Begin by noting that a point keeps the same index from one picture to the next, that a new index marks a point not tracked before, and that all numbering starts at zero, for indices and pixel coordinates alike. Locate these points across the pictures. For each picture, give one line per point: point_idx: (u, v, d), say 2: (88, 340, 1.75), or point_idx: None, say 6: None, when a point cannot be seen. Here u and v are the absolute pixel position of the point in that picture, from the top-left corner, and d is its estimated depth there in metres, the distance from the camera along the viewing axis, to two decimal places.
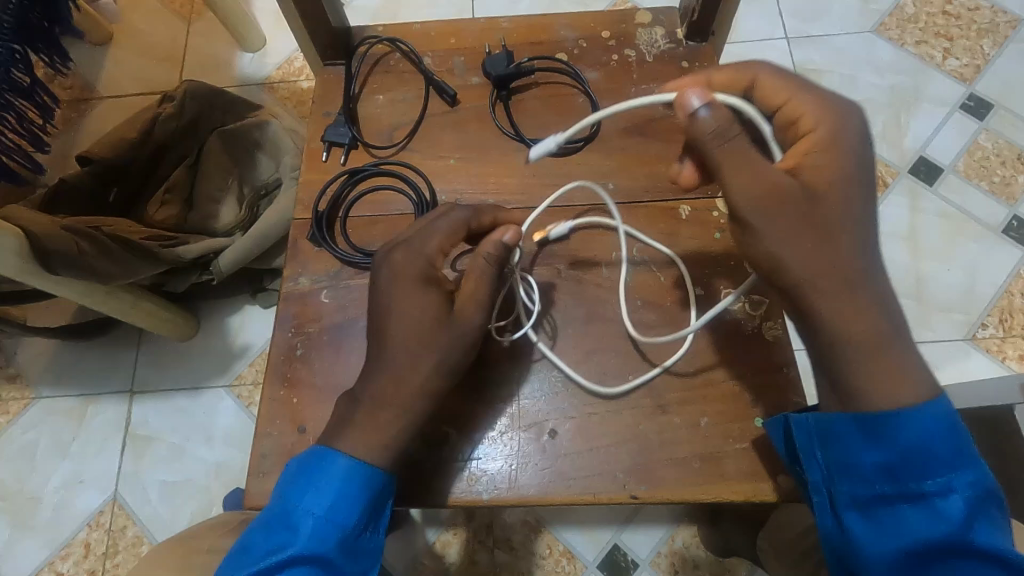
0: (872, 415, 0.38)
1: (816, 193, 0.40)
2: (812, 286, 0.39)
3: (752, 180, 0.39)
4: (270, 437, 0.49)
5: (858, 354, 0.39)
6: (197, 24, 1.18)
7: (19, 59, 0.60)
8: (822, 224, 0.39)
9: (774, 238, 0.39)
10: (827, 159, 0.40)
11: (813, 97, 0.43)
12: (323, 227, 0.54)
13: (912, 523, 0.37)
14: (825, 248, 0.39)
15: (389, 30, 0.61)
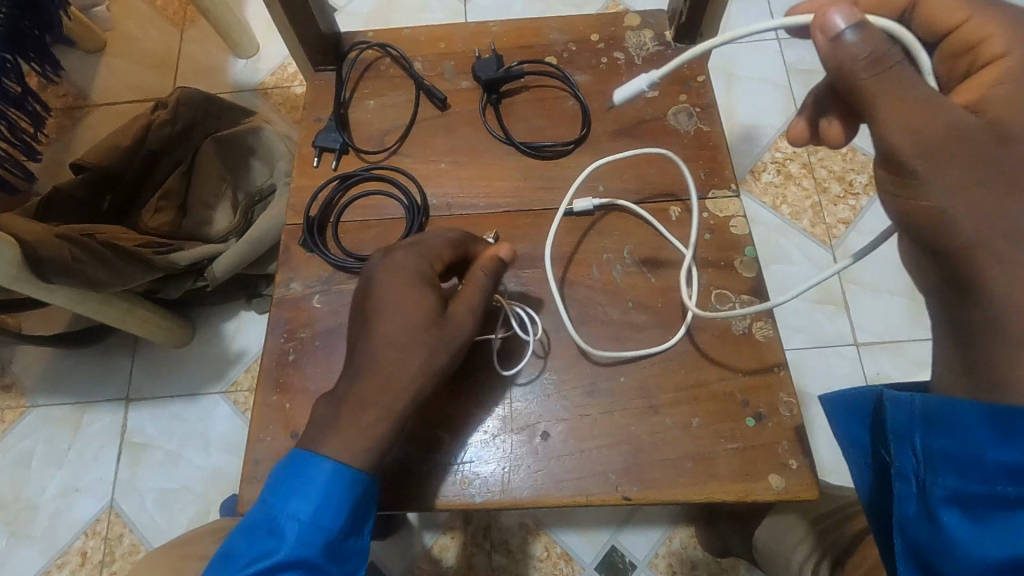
0: (1014, 404, 0.33)
1: (1003, 132, 0.34)
2: (998, 244, 0.33)
3: (915, 118, 0.33)
4: (263, 443, 0.49)
5: None
6: (191, 30, 1.18)
7: (10, 69, 0.60)
8: (1012, 172, 0.33)
9: (953, 188, 0.33)
10: (1016, 91, 0.35)
11: (1003, 22, 0.38)
12: (314, 233, 0.54)
13: (1022, 529, 0.34)
14: (1017, 199, 0.33)
15: (380, 34, 0.61)
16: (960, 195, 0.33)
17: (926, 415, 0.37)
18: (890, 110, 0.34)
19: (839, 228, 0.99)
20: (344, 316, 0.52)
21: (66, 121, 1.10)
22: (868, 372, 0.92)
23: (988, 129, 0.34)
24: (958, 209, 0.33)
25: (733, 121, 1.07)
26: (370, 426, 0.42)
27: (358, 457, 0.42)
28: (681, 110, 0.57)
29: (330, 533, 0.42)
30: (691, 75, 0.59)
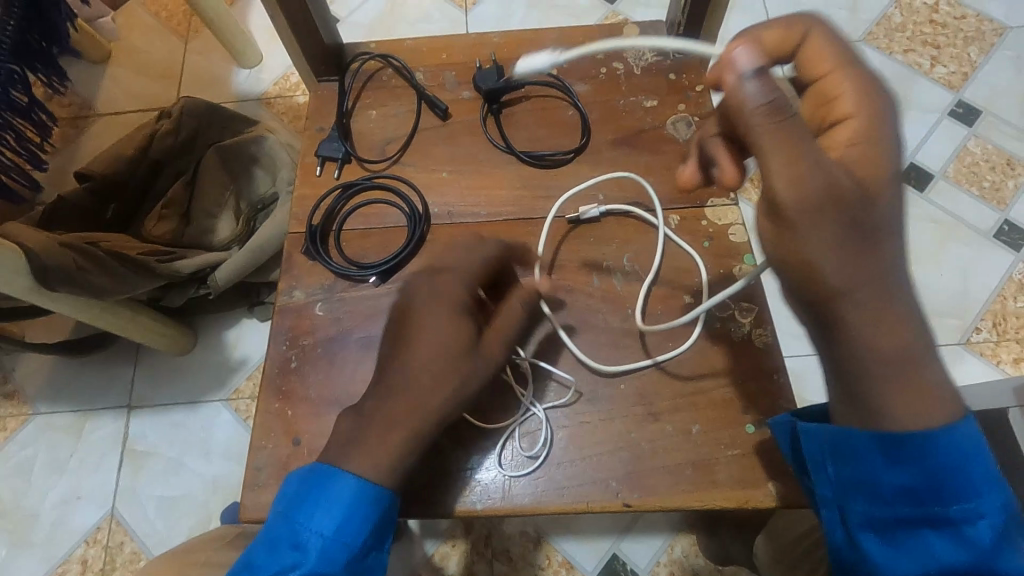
0: (898, 432, 0.36)
1: (867, 190, 0.34)
2: (854, 299, 0.35)
3: (804, 173, 0.33)
4: (265, 450, 0.50)
5: (889, 371, 0.36)
6: (195, 41, 1.19)
7: (18, 80, 0.61)
8: (868, 230, 0.34)
9: (819, 246, 0.34)
10: (869, 151, 0.36)
11: (851, 80, 0.39)
12: (317, 241, 0.55)
13: (932, 545, 0.36)
14: (866, 256, 0.34)
15: (382, 46, 0.62)
16: (830, 250, 0.34)
17: (832, 444, 0.39)
18: (783, 163, 0.33)
19: None
20: (347, 324, 0.53)
21: (70, 130, 1.11)
22: None
23: (862, 194, 0.34)
24: (823, 263, 0.34)
25: None
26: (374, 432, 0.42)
27: (359, 463, 0.42)
28: (680, 119, 0.58)
29: (352, 548, 0.41)
30: (690, 85, 0.59)
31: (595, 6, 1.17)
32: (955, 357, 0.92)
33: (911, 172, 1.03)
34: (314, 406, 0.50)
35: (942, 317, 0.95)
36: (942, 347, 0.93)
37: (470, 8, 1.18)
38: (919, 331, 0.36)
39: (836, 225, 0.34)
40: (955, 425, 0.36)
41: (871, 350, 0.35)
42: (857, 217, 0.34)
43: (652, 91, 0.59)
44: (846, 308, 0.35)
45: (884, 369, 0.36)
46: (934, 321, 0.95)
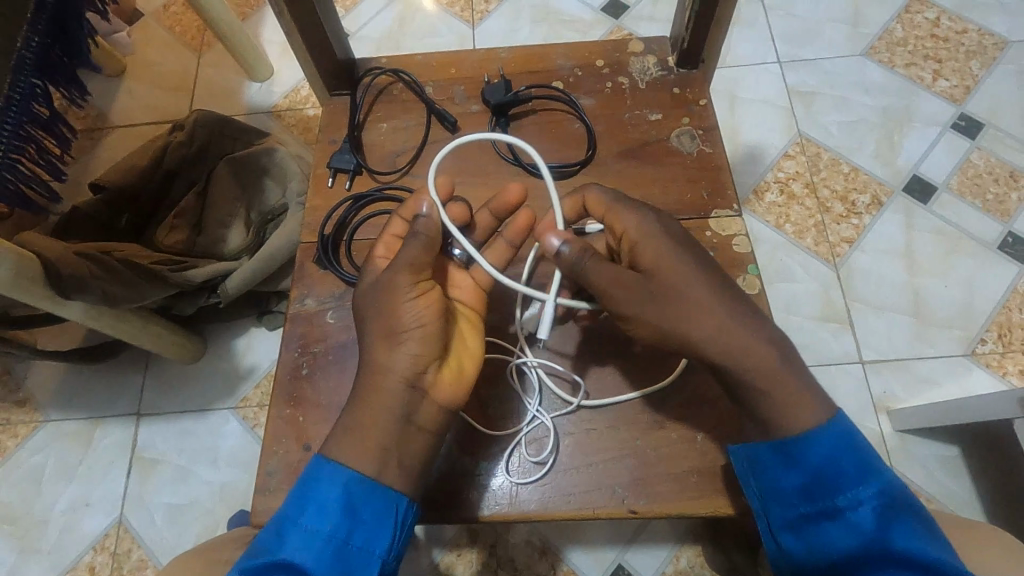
0: (782, 439, 0.43)
1: (659, 262, 0.45)
2: (699, 335, 0.43)
3: (613, 282, 0.45)
4: (276, 455, 0.50)
5: (761, 387, 0.42)
6: (208, 55, 1.22)
7: (39, 93, 0.62)
8: (670, 277, 0.44)
9: (666, 292, 0.44)
10: (652, 243, 0.46)
11: (635, 216, 0.47)
12: (329, 250, 0.56)
13: (832, 535, 0.42)
14: (707, 301, 0.43)
15: (393, 61, 0.64)
16: (681, 290, 0.44)
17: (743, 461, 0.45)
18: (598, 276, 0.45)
19: (842, 246, 1.01)
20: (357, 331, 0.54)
21: (85, 142, 1.14)
22: (874, 390, 0.92)
23: (649, 272, 0.45)
24: (669, 310, 0.44)
25: (736, 141, 1.09)
26: (380, 439, 0.43)
27: (367, 466, 0.43)
28: (685, 132, 0.59)
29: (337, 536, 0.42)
30: (694, 99, 0.60)
31: (600, 21, 1.19)
32: (961, 368, 0.93)
33: (914, 184, 1.04)
34: (325, 412, 0.51)
35: (947, 328, 0.95)
36: (947, 359, 0.93)
37: (477, 23, 1.20)
38: (782, 347, 0.43)
39: (679, 273, 0.44)
40: (828, 425, 0.42)
41: (735, 372, 0.43)
42: (705, 269, 0.45)
43: (656, 105, 0.60)
44: (699, 336, 0.43)
45: (738, 388, 0.43)
46: (938, 332, 0.95)
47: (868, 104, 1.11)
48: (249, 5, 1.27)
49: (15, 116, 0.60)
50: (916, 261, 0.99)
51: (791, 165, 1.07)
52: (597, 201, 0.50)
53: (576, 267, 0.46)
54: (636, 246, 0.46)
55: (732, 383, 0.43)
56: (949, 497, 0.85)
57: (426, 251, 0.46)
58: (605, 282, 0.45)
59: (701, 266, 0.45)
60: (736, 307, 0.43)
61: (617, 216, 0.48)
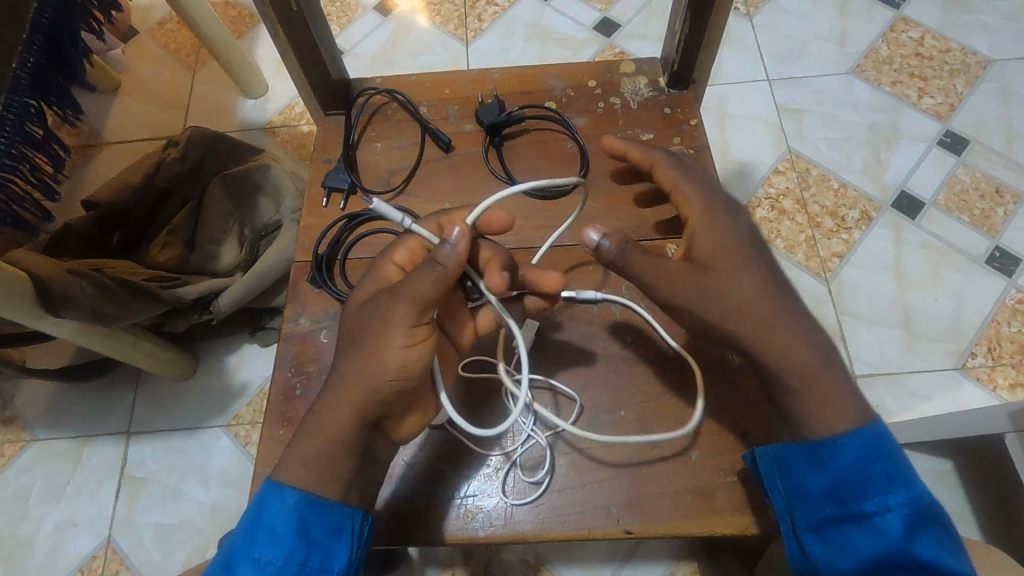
0: (818, 440, 0.43)
1: (719, 250, 0.45)
2: (752, 335, 0.43)
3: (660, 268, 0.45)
4: (269, 476, 0.49)
5: (797, 383, 0.43)
6: (202, 72, 1.23)
7: (34, 113, 0.60)
8: (729, 264, 0.44)
9: (713, 287, 0.44)
10: (713, 234, 0.46)
11: (693, 196, 0.48)
12: (323, 269, 0.55)
13: (857, 540, 0.42)
14: (760, 300, 0.44)
15: (387, 81, 0.64)
16: (730, 287, 0.44)
17: (773, 463, 0.45)
18: (649, 265, 0.45)
19: (833, 261, 1.02)
20: None
21: (78, 159, 1.14)
22: (867, 404, 0.93)
23: (706, 257, 0.45)
24: (716, 305, 0.44)
25: (727, 158, 1.10)
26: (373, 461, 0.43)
27: None
28: (677, 152, 0.59)
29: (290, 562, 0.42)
30: (684, 119, 0.61)
31: (592, 39, 1.21)
32: (952, 382, 0.93)
33: (903, 200, 1.06)
34: None
35: (936, 342, 0.96)
36: (937, 372, 0.94)
37: (471, 41, 1.22)
38: (822, 350, 0.44)
39: (734, 269, 0.44)
40: (864, 429, 0.43)
41: (776, 366, 0.43)
42: (763, 264, 0.45)
43: (649, 125, 0.61)
44: (743, 332, 0.43)
45: (771, 380, 0.44)
46: (929, 346, 0.96)
47: (856, 121, 1.13)
48: (244, 22, 1.29)
49: (8, 134, 0.58)
50: (906, 276, 1.00)
51: (781, 182, 1.08)
52: (666, 178, 0.50)
53: (612, 260, 0.45)
54: (700, 232, 0.46)
55: (770, 377, 0.44)
56: (944, 511, 0.86)
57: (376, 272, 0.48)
58: (658, 268, 0.45)
59: (758, 263, 0.45)
60: (781, 306, 0.44)
61: (683, 196, 0.49)
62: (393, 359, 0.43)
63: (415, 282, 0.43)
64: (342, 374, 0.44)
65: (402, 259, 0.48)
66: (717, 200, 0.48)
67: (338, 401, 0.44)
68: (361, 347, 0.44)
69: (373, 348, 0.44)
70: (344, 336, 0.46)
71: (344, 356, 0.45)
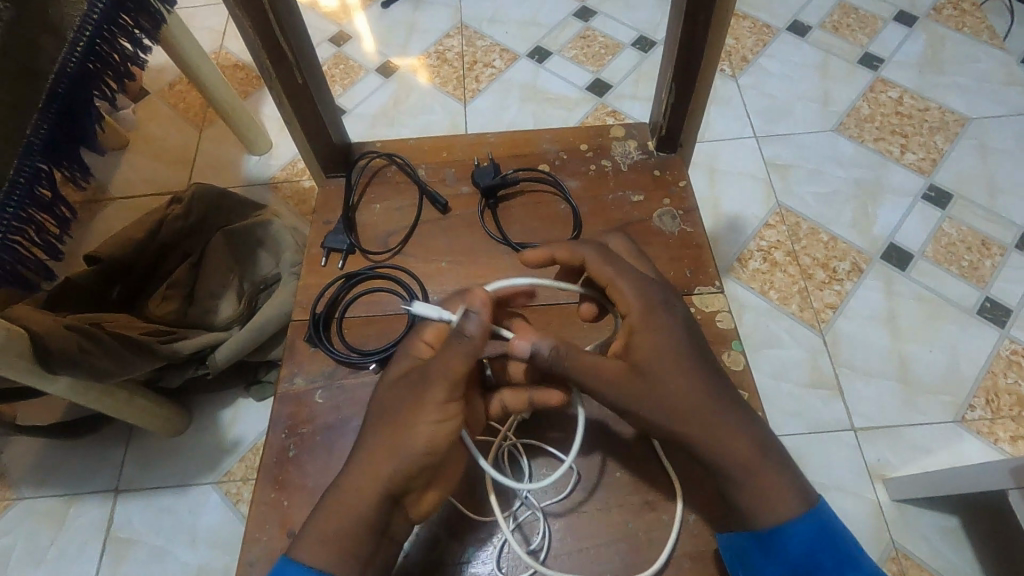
0: (762, 532, 0.43)
1: (652, 357, 0.45)
2: (699, 438, 0.44)
3: (604, 375, 0.45)
4: (259, 543, 0.47)
5: (741, 479, 0.43)
6: (208, 130, 1.27)
7: (43, 176, 0.62)
8: (669, 364, 0.45)
9: (654, 390, 0.45)
10: (649, 336, 0.46)
11: (626, 290, 0.48)
12: (320, 328, 0.56)
13: None
14: (695, 400, 0.44)
15: (387, 145, 0.66)
16: (671, 391, 0.44)
17: (732, 552, 0.45)
18: (592, 371, 0.45)
19: (826, 312, 1.03)
20: (346, 411, 0.52)
21: (82, 214, 1.16)
22: (868, 458, 0.91)
23: (641, 363, 0.45)
24: (657, 408, 0.44)
25: (717, 211, 1.13)
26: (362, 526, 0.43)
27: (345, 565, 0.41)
28: (666, 213, 0.61)
29: None
30: (674, 181, 0.63)
31: (584, 99, 1.26)
32: (952, 435, 0.92)
33: (892, 253, 1.08)
34: (311, 497, 0.49)
35: (934, 394, 0.96)
36: (938, 425, 0.93)
37: (469, 101, 1.27)
38: (761, 439, 0.45)
39: (672, 370, 0.45)
40: (807, 513, 0.43)
41: (722, 468, 0.44)
42: (699, 363, 0.46)
43: (639, 187, 0.63)
44: (683, 433, 0.44)
45: (714, 475, 0.45)
46: (927, 399, 0.95)
47: (842, 176, 1.16)
48: (251, 84, 1.34)
49: (17, 197, 0.60)
50: (899, 327, 1.01)
51: (772, 235, 1.10)
52: (597, 275, 0.50)
53: (551, 365, 0.45)
54: (636, 335, 0.46)
55: (714, 473, 0.44)
56: (952, 571, 0.83)
57: (403, 359, 0.49)
58: (596, 379, 0.45)
59: (695, 363, 0.46)
60: (722, 403, 0.45)
61: (620, 293, 0.49)
62: (424, 434, 0.43)
63: (445, 361, 0.44)
64: (370, 458, 0.44)
65: (431, 340, 0.49)
66: (654, 297, 0.48)
67: (367, 482, 0.43)
68: (389, 426, 0.45)
69: (393, 419, 0.45)
70: (374, 418, 0.46)
71: (371, 438, 0.45)
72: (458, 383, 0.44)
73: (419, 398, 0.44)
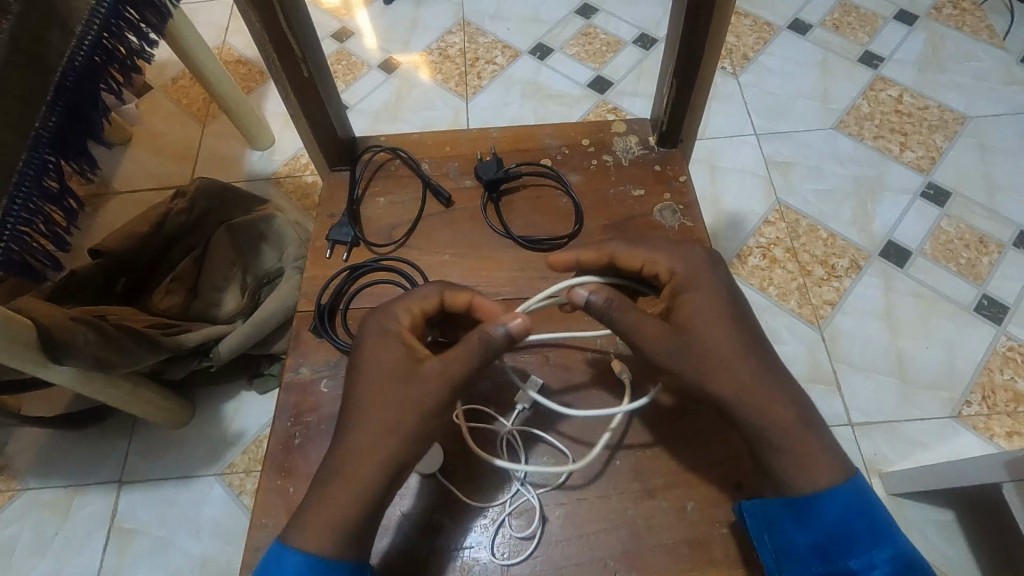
0: (797, 498, 0.44)
1: (693, 318, 0.46)
2: (739, 402, 0.44)
3: (649, 333, 0.46)
4: (266, 528, 0.48)
5: (783, 442, 0.44)
6: (211, 125, 1.28)
7: (52, 168, 0.62)
8: (709, 327, 0.46)
9: (698, 350, 0.45)
10: (694, 298, 0.47)
11: (665, 258, 0.49)
12: (325, 319, 0.56)
13: None
14: (737, 363, 0.45)
15: (391, 140, 0.67)
16: (711, 351, 0.45)
17: (758, 519, 0.46)
18: (636, 329, 0.46)
19: (825, 308, 1.04)
20: None
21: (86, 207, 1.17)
22: (865, 453, 0.92)
23: (681, 325, 0.46)
24: (698, 367, 0.45)
25: (717, 208, 1.14)
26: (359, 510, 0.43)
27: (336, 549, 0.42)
28: (666, 208, 0.62)
29: None
30: (674, 175, 0.64)
31: (586, 96, 1.27)
32: (949, 431, 0.93)
33: (890, 250, 1.09)
34: None
35: (931, 390, 0.97)
36: (935, 420, 0.94)
37: (471, 97, 1.28)
38: (800, 404, 0.45)
39: (715, 333, 0.45)
40: (843, 484, 0.43)
41: (759, 432, 0.44)
42: (739, 328, 0.46)
43: (640, 182, 0.64)
44: (722, 394, 0.45)
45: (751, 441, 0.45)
46: (924, 394, 0.96)
47: (842, 174, 1.17)
48: (254, 79, 1.35)
49: (25, 190, 0.60)
50: (897, 323, 1.02)
51: (771, 232, 1.11)
52: (628, 256, 0.50)
53: (604, 317, 0.46)
54: (680, 295, 0.47)
55: (752, 435, 0.45)
56: (947, 564, 0.84)
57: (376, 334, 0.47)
58: (641, 336, 0.46)
59: (736, 326, 0.46)
60: (762, 367, 0.45)
61: (657, 263, 0.49)
62: (415, 420, 0.44)
63: (450, 363, 0.44)
64: (367, 439, 0.43)
65: (406, 324, 0.48)
66: (698, 260, 0.49)
67: (363, 463, 0.43)
68: (384, 410, 0.44)
69: (388, 408, 0.44)
70: (354, 403, 0.45)
71: (359, 422, 0.44)
72: (453, 382, 0.44)
73: (416, 382, 0.44)
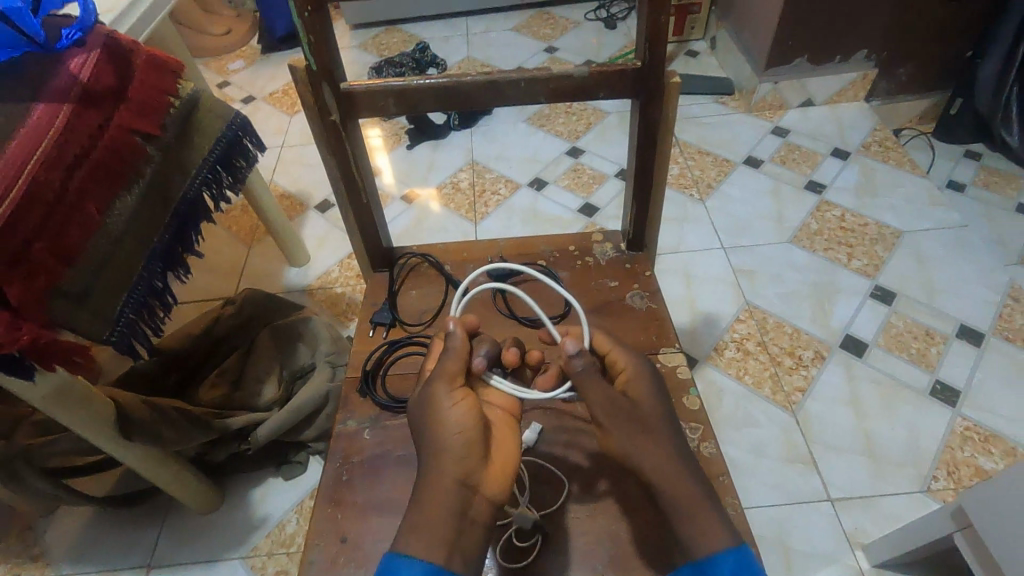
0: (697, 561, 0.50)
1: (641, 403, 0.56)
2: (659, 478, 0.53)
3: (600, 404, 0.55)
4: (318, 547, 0.58)
5: (682, 513, 0.52)
6: (257, 247, 1.49)
7: (158, 273, 0.80)
8: (645, 418, 0.55)
9: (634, 423, 0.54)
10: (644, 386, 0.57)
11: (622, 352, 0.60)
12: (369, 381, 0.70)
13: None
14: (658, 439, 0.54)
15: (420, 248, 0.86)
16: (642, 439, 0.54)
17: None
18: (595, 398, 0.55)
19: (796, 394, 1.16)
20: (388, 445, 0.65)
21: None
22: (846, 527, 0.99)
23: (633, 403, 0.55)
24: (633, 437, 0.54)
25: (694, 310, 1.31)
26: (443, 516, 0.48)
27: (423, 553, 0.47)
28: (637, 295, 0.78)
29: None
30: (641, 271, 0.82)
31: (576, 219, 1.50)
32: (920, 504, 1.01)
33: (848, 342, 1.23)
34: (360, 510, 0.61)
35: (901, 467, 1.06)
36: (906, 495, 1.03)
37: (479, 221, 1.51)
38: (707, 489, 0.53)
39: (651, 411, 0.55)
40: (734, 549, 0.50)
41: (670, 497, 0.52)
42: (669, 423, 0.56)
43: (616, 276, 0.81)
44: (644, 465, 0.53)
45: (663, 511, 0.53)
46: (894, 471, 1.05)
47: (799, 279, 1.35)
48: (296, 210, 1.60)
49: (139, 288, 0.77)
50: (862, 407, 1.14)
51: (743, 328, 1.27)
52: (602, 344, 0.61)
53: (577, 375, 0.56)
54: (629, 384, 0.57)
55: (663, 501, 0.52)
56: None
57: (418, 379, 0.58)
58: (595, 404, 0.55)
59: (665, 420, 0.56)
60: (678, 458, 0.53)
61: (621, 359, 0.60)
62: (454, 417, 0.51)
63: (445, 364, 0.55)
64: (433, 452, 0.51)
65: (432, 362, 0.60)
66: (647, 366, 0.59)
67: (437, 478, 0.50)
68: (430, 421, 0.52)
69: (417, 416, 0.53)
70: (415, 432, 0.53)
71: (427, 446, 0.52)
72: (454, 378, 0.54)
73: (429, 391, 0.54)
